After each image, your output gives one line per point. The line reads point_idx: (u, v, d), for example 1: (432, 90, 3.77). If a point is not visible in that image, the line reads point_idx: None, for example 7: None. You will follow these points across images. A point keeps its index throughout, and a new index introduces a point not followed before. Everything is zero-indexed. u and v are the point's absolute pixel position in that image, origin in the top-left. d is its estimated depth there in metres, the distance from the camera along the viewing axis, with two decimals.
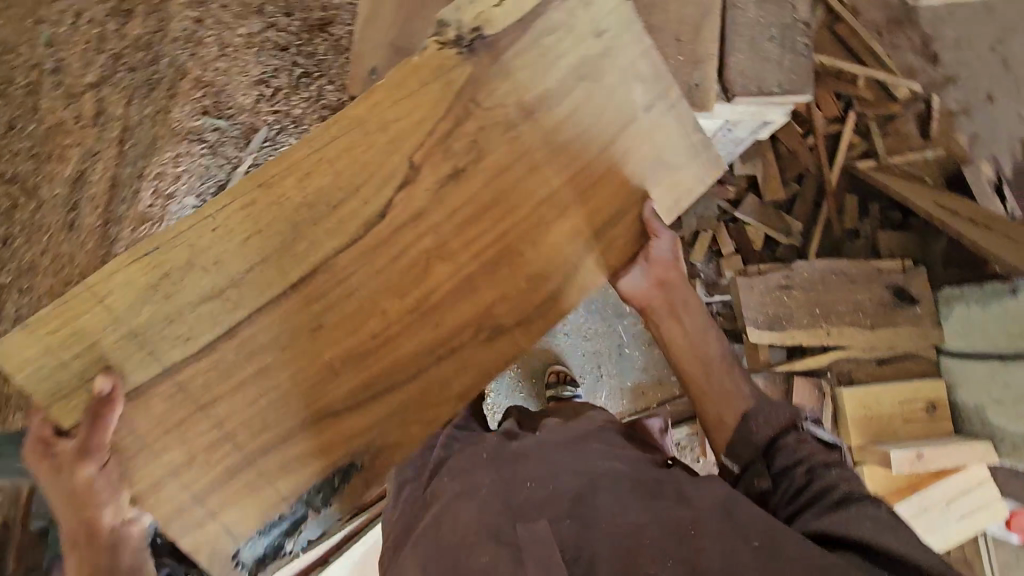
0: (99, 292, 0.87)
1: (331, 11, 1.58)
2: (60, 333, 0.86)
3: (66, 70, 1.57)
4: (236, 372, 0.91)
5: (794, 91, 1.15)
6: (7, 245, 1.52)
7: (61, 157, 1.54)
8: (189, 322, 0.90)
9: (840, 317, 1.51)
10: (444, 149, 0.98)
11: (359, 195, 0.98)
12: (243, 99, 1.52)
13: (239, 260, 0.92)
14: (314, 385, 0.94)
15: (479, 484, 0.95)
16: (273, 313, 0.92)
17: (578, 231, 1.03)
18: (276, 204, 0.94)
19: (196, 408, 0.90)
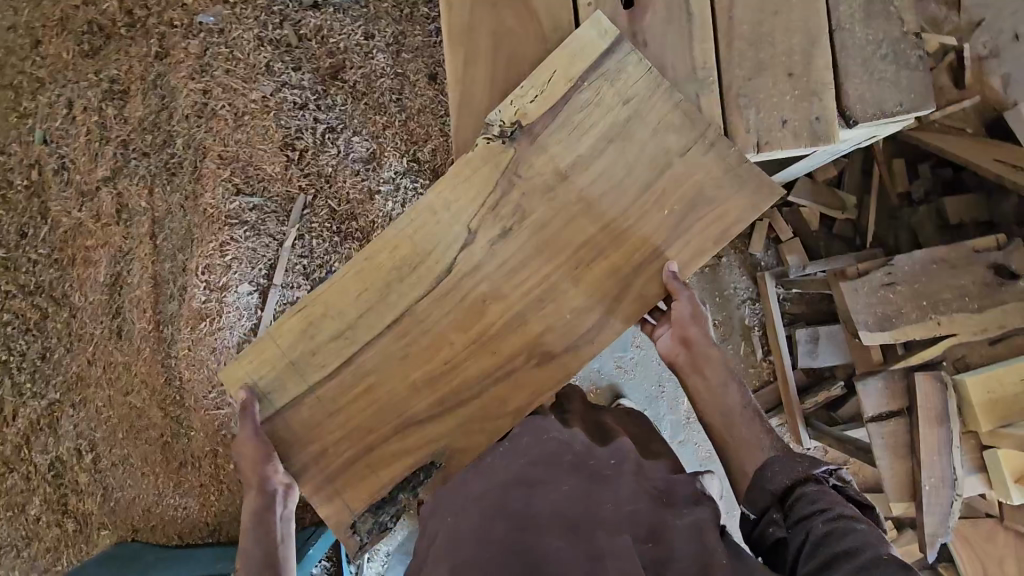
0: (265, 350, 0.93)
1: (339, 55, 1.48)
2: (253, 368, 0.93)
3: (72, 166, 1.47)
4: (342, 391, 0.93)
5: (916, 108, 0.92)
6: (47, 360, 1.45)
7: (86, 260, 1.46)
8: (323, 359, 0.93)
9: (949, 308, 1.12)
10: (486, 223, 0.93)
11: (426, 281, 0.93)
12: (273, 167, 1.45)
13: (322, 332, 0.93)
14: (400, 400, 0.92)
15: (555, 485, 0.76)
16: (372, 350, 0.93)
17: (613, 256, 0.91)
18: (377, 272, 0.93)
19: (328, 416, 0.93)
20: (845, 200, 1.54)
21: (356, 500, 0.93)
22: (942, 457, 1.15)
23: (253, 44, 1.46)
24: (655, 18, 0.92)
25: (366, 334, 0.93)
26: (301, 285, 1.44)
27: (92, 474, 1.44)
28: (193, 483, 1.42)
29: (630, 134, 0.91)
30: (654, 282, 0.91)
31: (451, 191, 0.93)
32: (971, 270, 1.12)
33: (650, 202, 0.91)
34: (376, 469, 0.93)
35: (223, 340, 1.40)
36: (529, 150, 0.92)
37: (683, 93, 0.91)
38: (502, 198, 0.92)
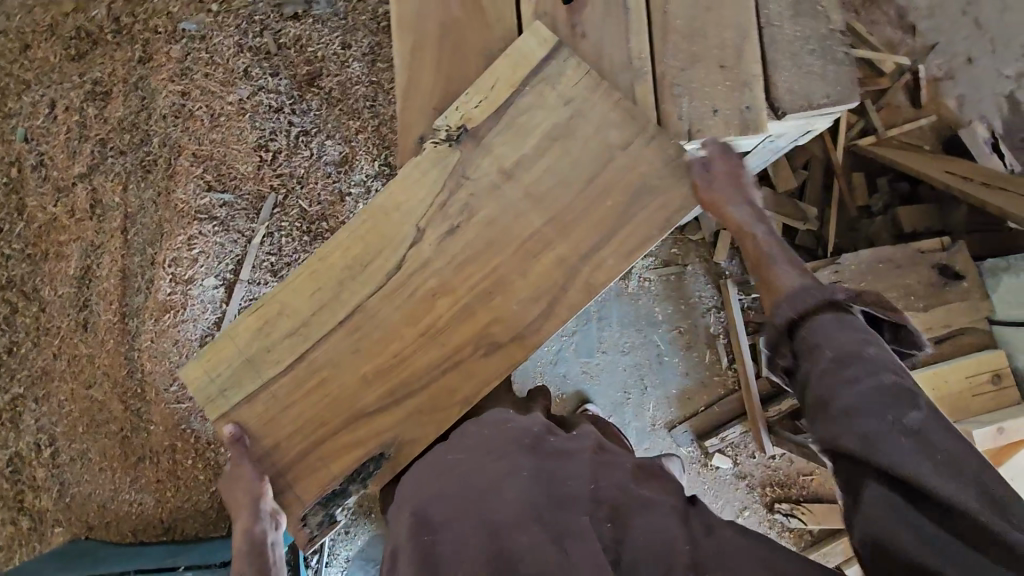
0: (218, 352, 0.95)
1: (316, 63, 1.53)
2: (207, 370, 0.95)
3: (50, 163, 1.51)
4: (298, 381, 0.93)
5: (843, 101, 0.91)
6: (12, 354, 1.46)
7: (59, 255, 1.48)
8: (277, 356, 0.93)
9: (896, 307, 1.13)
10: (435, 221, 0.92)
11: (377, 278, 0.93)
12: (245, 167, 1.48)
13: (272, 324, 0.94)
14: (348, 396, 0.92)
15: (513, 470, 0.73)
16: (324, 344, 0.93)
17: (561, 248, 0.90)
18: (335, 271, 0.94)
19: (283, 411, 0.93)
20: (806, 211, 1.55)
21: (308, 491, 0.92)
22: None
23: (233, 49, 1.51)
24: (597, 16, 0.93)
25: (320, 330, 0.93)
26: (268, 282, 1.45)
27: (50, 469, 1.43)
28: (151, 478, 1.41)
29: (571, 133, 0.90)
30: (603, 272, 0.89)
31: (404, 186, 0.93)
32: (912, 274, 1.15)
33: (599, 197, 0.89)
34: (328, 461, 0.92)
35: (186, 332, 1.40)
36: (479, 146, 0.92)
37: (620, 89, 0.91)
38: (453, 190, 0.92)
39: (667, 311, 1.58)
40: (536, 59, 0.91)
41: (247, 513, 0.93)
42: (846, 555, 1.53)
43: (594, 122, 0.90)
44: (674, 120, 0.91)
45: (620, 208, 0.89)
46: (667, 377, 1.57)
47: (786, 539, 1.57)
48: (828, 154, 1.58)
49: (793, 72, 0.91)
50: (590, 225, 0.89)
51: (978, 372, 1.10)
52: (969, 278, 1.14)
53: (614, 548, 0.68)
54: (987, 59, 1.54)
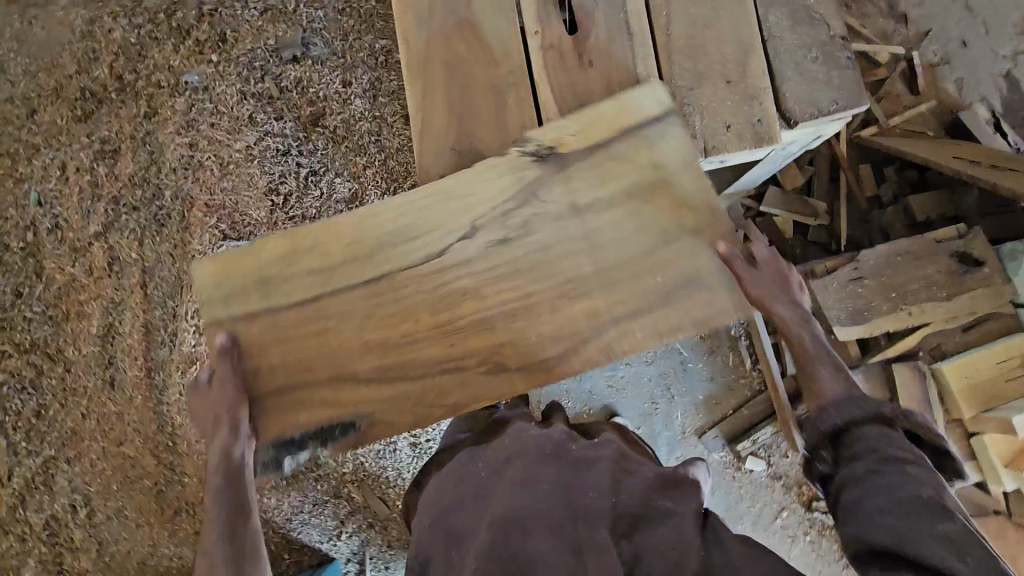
0: (242, 259, 0.91)
1: (319, 103, 1.55)
2: (224, 270, 0.91)
3: (66, 225, 1.52)
4: (306, 332, 0.90)
5: (853, 105, 0.92)
6: (41, 417, 1.47)
7: (81, 314, 1.49)
8: (293, 290, 0.90)
9: (919, 298, 1.12)
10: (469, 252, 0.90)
11: (404, 251, 0.91)
12: (258, 213, 1.50)
13: (303, 266, 0.91)
14: (342, 358, 0.90)
15: (533, 483, 0.78)
16: (342, 298, 0.90)
17: (594, 302, 0.88)
18: (369, 223, 0.91)
19: (274, 343, 0.90)
20: (815, 208, 1.55)
21: (268, 430, 0.89)
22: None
23: (236, 97, 1.54)
24: (601, 41, 0.94)
25: (340, 282, 0.91)
26: None
27: (87, 529, 1.43)
28: (188, 530, 1.41)
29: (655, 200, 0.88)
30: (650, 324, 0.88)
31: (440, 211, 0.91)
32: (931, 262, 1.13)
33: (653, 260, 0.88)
34: (295, 410, 0.90)
35: None
36: (549, 182, 0.90)
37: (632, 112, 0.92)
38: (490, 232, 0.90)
39: None
40: (547, 93, 0.94)
41: (228, 428, 0.85)
42: None
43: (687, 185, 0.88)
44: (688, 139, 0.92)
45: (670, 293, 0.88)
46: (693, 383, 1.57)
47: (827, 537, 1.53)
48: (831, 148, 1.58)
49: (800, 82, 0.92)
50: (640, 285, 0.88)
51: (1009, 358, 1.11)
52: (988, 263, 1.11)
53: (631, 561, 0.71)
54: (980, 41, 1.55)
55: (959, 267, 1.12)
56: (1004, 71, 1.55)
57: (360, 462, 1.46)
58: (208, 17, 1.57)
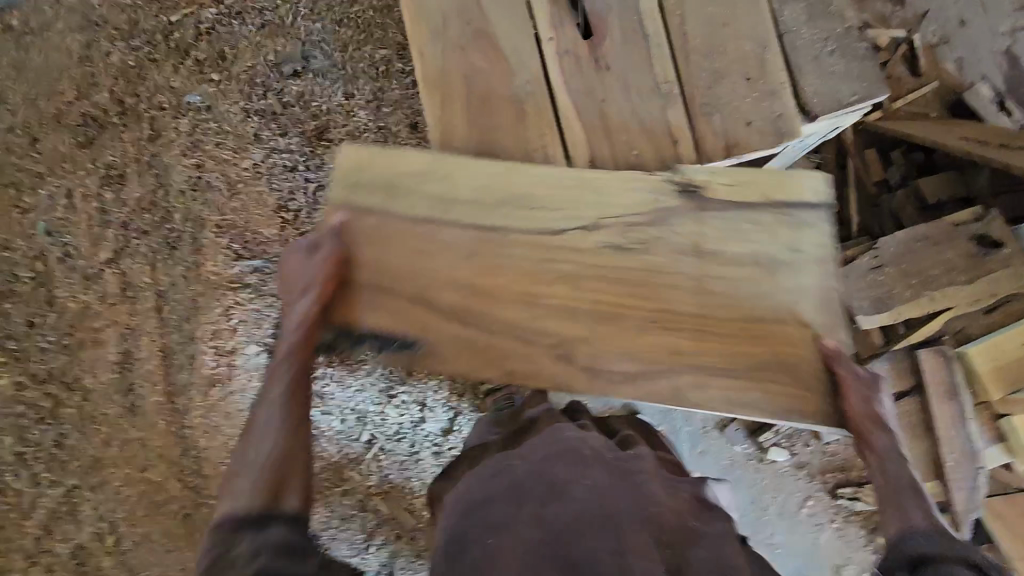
0: (377, 160, 0.93)
1: (323, 117, 1.55)
2: (361, 163, 0.93)
3: (75, 252, 1.51)
4: (416, 252, 0.90)
5: (872, 94, 0.91)
6: (62, 447, 1.45)
7: (96, 342, 1.48)
8: (415, 207, 0.92)
9: (941, 284, 1.10)
10: (561, 257, 0.90)
11: (518, 200, 0.91)
12: (269, 230, 1.49)
13: (431, 191, 0.92)
14: (439, 284, 0.90)
15: (577, 482, 0.78)
16: (453, 230, 0.91)
17: (678, 340, 0.88)
18: (502, 175, 0.92)
19: (378, 246, 0.91)
20: (825, 195, 1.56)
21: (340, 314, 0.90)
22: (958, 429, 1.13)
23: (240, 115, 1.54)
24: (615, 44, 0.94)
25: (458, 218, 0.91)
26: None
27: (116, 557, 1.43)
28: None
29: (784, 271, 0.89)
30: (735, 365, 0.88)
31: (547, 211, 0.91)
32: (952, 247, 1.12)
33: (752, 306, 0.89)
34: (372, 313, 0.90)
35: (235, 403, 1.42)
36: (679, 210, 0.90)
37: (649, 116, 0.92)
38: (581, 239, 0.90)
39: None
40: (565, 100, 0.94)
41: (309, 298, 0.87)
42: None
43: (818, 264, 0.90)
44: (710, 140, 0.91)
45: (758, 366, 0.88)
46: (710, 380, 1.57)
47: (853, 524, 1.53)
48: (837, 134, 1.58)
49: (818, 74, 0.92)
50: (732, 333, 0.88)
51: None
52: (1008, 245, 1.11)
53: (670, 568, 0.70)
54: (979, 21, 1.55)
55: (981, 250, 1.11)
56: (1005, 49, 1.55)
57: (384, 474, 1.48)
58: (207, 35, 1.56)
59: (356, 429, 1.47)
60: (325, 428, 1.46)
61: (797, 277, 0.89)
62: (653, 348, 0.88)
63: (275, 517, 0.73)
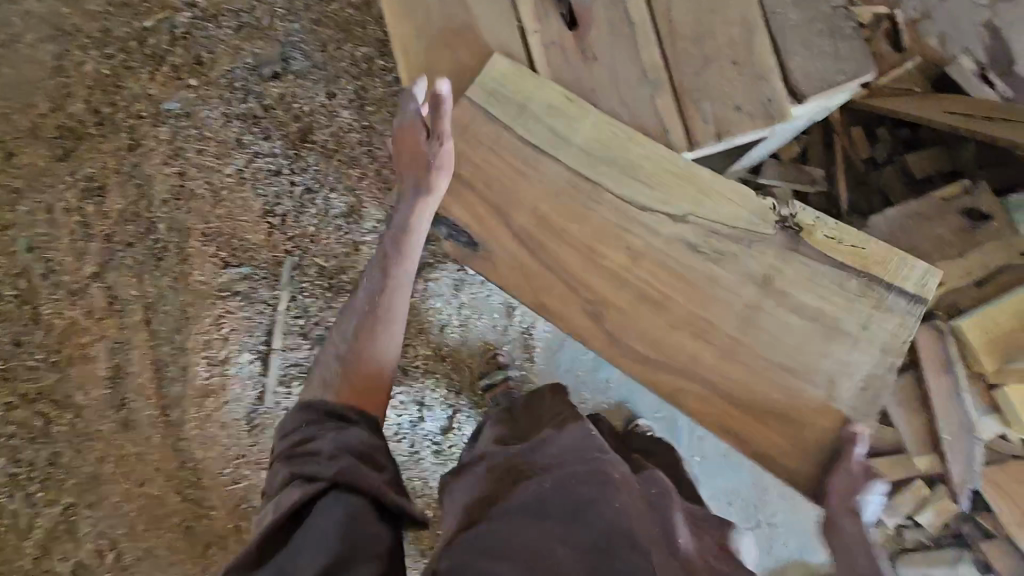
0: (523, 81, 0.92)
1: (305, 118, 1.53)
2: (513, 81, 0.92)
3: (59, 268, 1.48)
4: (518, 203, 0.93)
5: (860, 74, 0.90)
6: (56, 466, 1.43)
7: (85, 358, 1.45)
8: (543, 142, 0.92)
9: (931, 259, 1.11)
10: (637, 231, 0.92)
11: (630, 151, 0.92)
12: (256, 236, 1.47)
13: (558, 128, 0.92)
14: (545, 229, 0.93)
15: (606, 503, 0.77)
16: (562, 174, 0.92)
17: (655, 331, 0.91)
18: (620, 138, 0.91)
19: (490, 181, 0.93)
20: (814, 174, 1.56)
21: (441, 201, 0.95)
22: (954, 403, 1.11)
23: (221, 120, 1.52)
24: (602, 33, 0.93)
25: (575, 161, 0.92)
26: (302, 346, 1.44)
27: (118, 572, 1.41)
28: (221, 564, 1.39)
29: (798, 310, 0.92)
30: (749, 386, 0.91)
31: (647, 187, 0.91)
32: (942, 222, 1.12)
33: (794, 349, 0.91)
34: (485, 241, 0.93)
35: (232, 412, 1.41)
36: (774, 243, 0.91)
37: (638, 105, 0.92)
38: (665, 227, 0.92)
39: None
40: (557, 91, 0.92)
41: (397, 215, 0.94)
42: (915, 502, 1.49)
43: (881, 348, 0.90)
44: (699, 125, 0.91)
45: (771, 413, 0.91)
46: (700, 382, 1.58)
47: None
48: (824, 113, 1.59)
49: (807, 56, 0.91)
50: (768, 364, 0.91)
51: None
52: (996, 218, 1.11)
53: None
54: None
55: (970, 224, 1.12)
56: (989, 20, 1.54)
57: None
58: (184, 40, 1.53)
59: None
60: None
61: (853, 351, 0.91)
62: (642, 339, 0.91)
63: (355, 416, 0.83)
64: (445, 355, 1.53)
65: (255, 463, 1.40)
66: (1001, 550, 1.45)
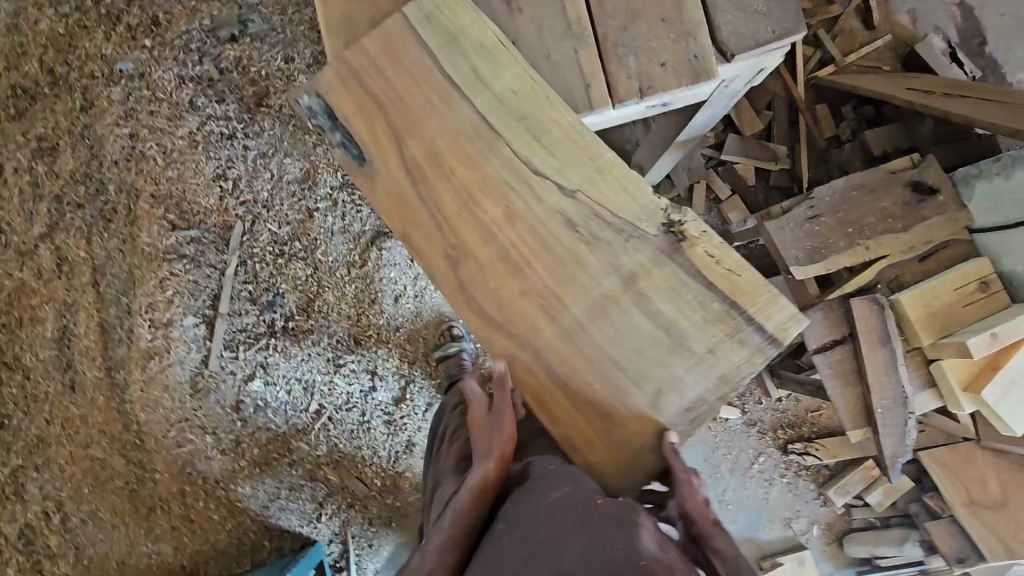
0: (448, 17, 0.84)
1: (262, 82, 1.51)
2: (439, 19, 0.84)
3: (8, 228, 1.44)
4: (417, 142, 0.85)
5: (789, 33, 0.89)
6: (5, 427, 1.40)
7: (34, 319, 1.43)
8: (453, 86, 0.83)
9: (876, 232, 1.09)
10: (522, 193, 0.84)
11: (536, 105, 0.83)
12: (207, 200, 1.45)
13: (472, 73, 0.83)
14: (431, 175, 0.85)
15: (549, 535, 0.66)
16: (464, 119, 0.84)
17: (536, 311, 0.83)
18: (536, 99, 0.83)
19: (384, 113, 0.85)
20: (776, 151, 1.55)
21: (364, 130, 0.85)
22: (891, 377, 1.09)
23: (174, 82, 1.48)
24: None
25: (478, 108, 0.83)
26: (249, 311, 1.43)
27: (63, 534, 1.40)
28: (165, 526, 1.40)
29: (696, 296, 0.81)
30: (581, 374, 0.82)
31: (544, 151, 0.83)
32: (885, 194, 1.11)
33: (633, 350, 0.81)
34: (378, 172, 0.86)
35: (174, 375, 1.40)
36: (649, 243, 0.81)
37: (562, 60, 0.87)
38: (548, 194, 0.83)
39: None
40: (490, 38, 0.83)
41: (493, 459, 0.77)
42: (866, 482, 1.54)
43: (719, 377, 0.80)
44: (622, 81, 0.86)
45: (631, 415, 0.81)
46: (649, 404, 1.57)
47: (803, 477, 1.60)
48: (788, 90, 1.55)
49: (735, 12, 0.88)
50: (600, 357, 0.82)
51: (966, 283, 1.07)
52: (943, 191, 1.10)
53: None
54: None
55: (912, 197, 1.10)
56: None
57: (334, 443, 1.48)
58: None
59: (306, 399, 1.45)
60: (271, 400, 1.43)
61: (691, 370, 0.81)
62: (554, 312, 0.83)
63: None
64: (400, 327, 1.53)
65: (200, 427, 1.40)
66: (939, 526, 1.48)
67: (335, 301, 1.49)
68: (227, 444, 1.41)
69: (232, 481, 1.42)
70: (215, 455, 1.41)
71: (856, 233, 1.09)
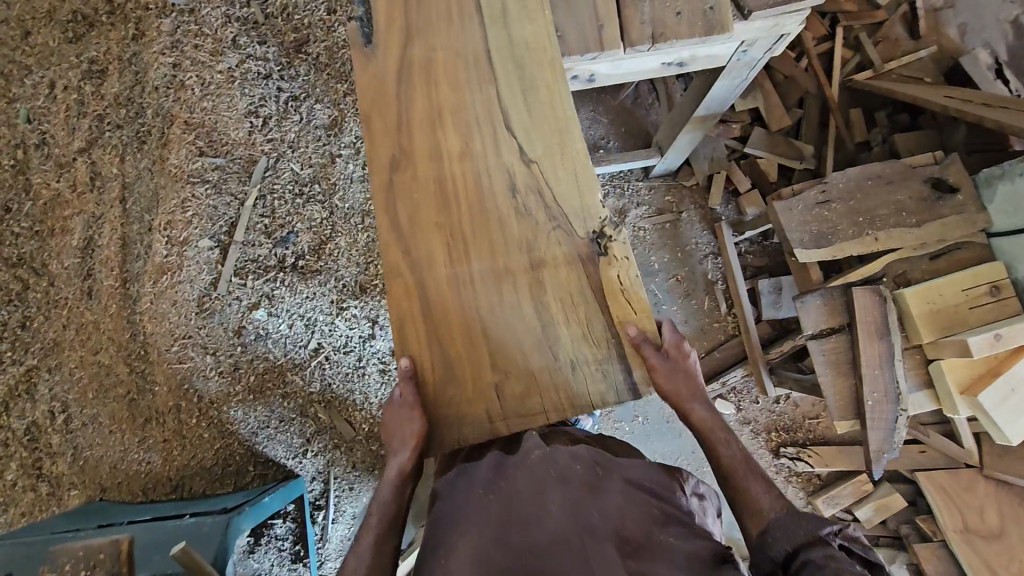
0: None
1: (304, 31, 1.54)
2: None
3: (52, 141, 1.53)
4: (428, 50, 0.87)
5: None
6: (26, 328, 1.50)
7: (65, 230, 1.51)
8: (475, 20, 0.87)
9: (886, 224, 1.14)
10: (484, 138, 0.85)
11: (543, 60, 0.86)
12: (236, 133, 1.50)
13: (498, 12, 0.87)
14: (421, 84, 0.87)
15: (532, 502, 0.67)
16: (473, 50, 0.87)
17: (441, 246, 0.84)
18: (542, 58, 0.86)
19: (411, 15, 0.88)
20: (802, 150, 1.52)
21: (386, 13, 0.88)
22: (884, 370, 1.13)
23: (221, 20, 1.51)
24: None
25: (486, 47, 0.87)
26: (263, 243, 1.48)
27: (64, 434, 1.47)
28: (158, 438, 1.46)
29: None
30: (515, 327, 0.82)
31: (524, 110, 0.86)
32: (893, 190, 1.16)
33: (587, 299, 0.82)
34: (380, 54, 0.87)
35: (183, 292, 1.45)
36: (572, 242, 0.83)
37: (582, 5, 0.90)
38: (504, 151, 0.85)
39: (663, 259, 1.55)
40: None
41: (408, 450, 0.80)
42: (857, 497, 1.49)
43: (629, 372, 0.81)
44: (636, 27, 0.90)
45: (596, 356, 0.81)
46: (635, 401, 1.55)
47: (793, 485, 1.54)
48: (822, 89, 1.53)
49: None
50: (553, 308, 0.82)
51: (976, 285, 1.12)
52: (963, 191, 1.14)
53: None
54: None
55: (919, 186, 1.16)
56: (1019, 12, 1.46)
57: (327, 387, 1.51)
58: None
59: (306, 336, 1.49)
60: (273, 330, 1.48)
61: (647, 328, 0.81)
62: (515, 252, 0.83)
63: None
64: None
65: (201, 346, 1.45)
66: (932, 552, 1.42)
67: (346, 246, 1.51)
68: (225, 367, 1.46)
69: (224, 402, 1.47)
70: (213, 374, 1.46)
71: (862, 223, 1.15)
